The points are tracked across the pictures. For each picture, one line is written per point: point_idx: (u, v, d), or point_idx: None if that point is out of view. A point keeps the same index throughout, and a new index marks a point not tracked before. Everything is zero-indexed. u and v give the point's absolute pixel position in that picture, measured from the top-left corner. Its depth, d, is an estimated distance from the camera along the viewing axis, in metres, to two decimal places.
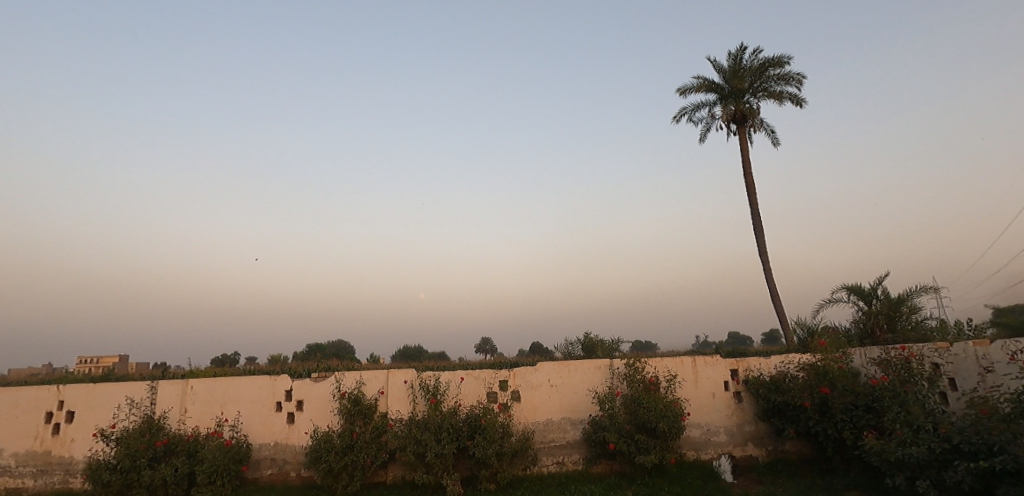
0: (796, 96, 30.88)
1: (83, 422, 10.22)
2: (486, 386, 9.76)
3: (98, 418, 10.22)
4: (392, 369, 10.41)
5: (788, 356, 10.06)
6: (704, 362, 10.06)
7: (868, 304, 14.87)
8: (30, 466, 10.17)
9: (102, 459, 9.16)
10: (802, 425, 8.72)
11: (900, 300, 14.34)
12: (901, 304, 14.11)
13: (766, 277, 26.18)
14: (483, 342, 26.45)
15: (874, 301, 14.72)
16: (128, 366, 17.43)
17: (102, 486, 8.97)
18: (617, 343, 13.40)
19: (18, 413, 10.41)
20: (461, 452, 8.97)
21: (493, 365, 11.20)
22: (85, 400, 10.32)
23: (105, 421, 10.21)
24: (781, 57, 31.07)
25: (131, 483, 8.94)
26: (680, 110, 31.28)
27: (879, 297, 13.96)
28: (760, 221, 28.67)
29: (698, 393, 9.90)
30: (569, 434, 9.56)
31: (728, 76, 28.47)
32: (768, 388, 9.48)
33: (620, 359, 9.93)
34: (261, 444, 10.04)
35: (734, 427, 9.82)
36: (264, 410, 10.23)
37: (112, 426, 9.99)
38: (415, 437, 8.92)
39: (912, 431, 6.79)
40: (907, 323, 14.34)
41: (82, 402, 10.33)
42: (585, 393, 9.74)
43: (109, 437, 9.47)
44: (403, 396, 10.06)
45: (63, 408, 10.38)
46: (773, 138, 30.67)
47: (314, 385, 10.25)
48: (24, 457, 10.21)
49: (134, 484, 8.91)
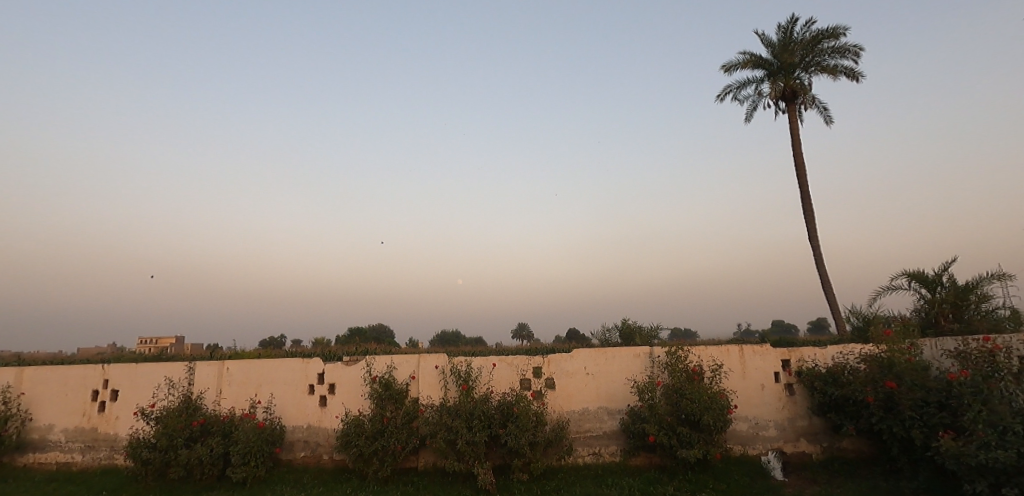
0: (852, 70, 29.01)
1: (126, 400, 10.41)
2: (520, 373, 9.39)
3: (139, 397, 10.39)
4: (424, 353, 10.17)
5: (846, 347, 9.29)
6: (753, 352, 9.40)
7: (931, 292, 13.72)
8: (78, 442, 10.44)
9: (141, 437, 9.28)
10: (863, 422, 8.02)
11: (968, 287, 13.16)
12: (968, 292, 12.94)
13: (817, 264, 24.84)
14: (519, 328, 26.16)
15: (938, 289, 13.57)
16: (179, 347, 17.98)
17: (142, 463, 9.09)
18: (657, 330, 12.83)
19: (67, 390, 10.70)
20: (494, 440, 8.66)
21: (528, 351, 10.83)
22: (127, 379, 10.51)
23: (146, 400, 10.36)
24: (836, 28, 29.17)
25: (169, 461, 9.04)
26: (725, 88, 29.85)
27: (944, 284, 12.84)
28: (810, 204, 27.18)
29: (746, 384, 9.27)
30: (606, 424, 9.12)
31: (777, 51, 26.91)
32: (825, 381, 8.77)
33: (661, 347, 9.39)
34: (294, 427, 10.01)
35: (785, 421, 9.17)
36: (297, 392, 10.17)
37: (153, 405, 10.13)
38: (446, 424, 8.66)
39: (998, 433, 6.14)
40: (975, 313, 13.17)
41: (124, 381, 10.52)
42: (624, 382, 9.26)
43: (148, 416, 9.60)
44: (434, 382, 9.82)
45: (107, 386, 10.60)
46: (825, 117, 28.95)
47: (346, 369, 10.13)
48: (73, 433, 10.50)
49: (172, 463, 9.00)
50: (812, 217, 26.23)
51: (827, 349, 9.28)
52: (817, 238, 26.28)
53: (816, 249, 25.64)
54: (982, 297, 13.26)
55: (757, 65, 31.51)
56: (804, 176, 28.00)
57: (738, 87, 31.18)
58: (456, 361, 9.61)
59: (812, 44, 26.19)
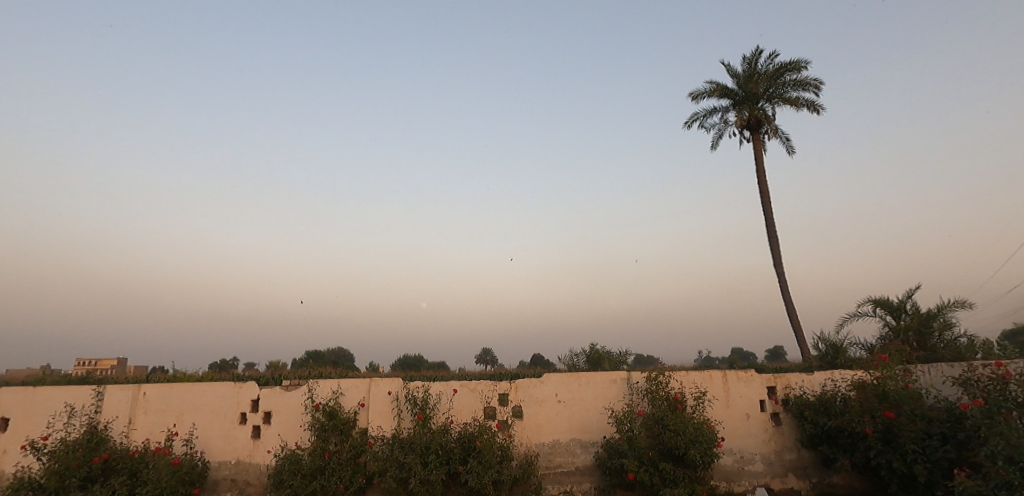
0: (813, 102, 29.63)
1: (16, 432, 8.83)
2: (484, 400, 8.35)
3: (32, 428, 8.83)
4: (376, 378, 9.02)
5: (835, 373, 8.65)
6: (737, 378, 8.65)
7: (896, 319, 13.27)
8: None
9: (25, 477, 7.79)
10: (860, 456, 7.29)
11: (931, 314, 12.69)
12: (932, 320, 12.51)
13: (782, 291, 24.74)
14: (483, 353, 25.05)
15: (903, 316, 13.12)
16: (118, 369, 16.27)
17: None
18: (628, 355, 12.04)
19: None
20: (452, 478, 7.56)
21: (493, 376, 9.83)
22: (18, 406, 8.95)
23: (40, 432, 8.81)
24: (799, 61, 29.84)
25: None
26: (692, 115, 30.02)
27: (908, 311, 12.38)
28: (776, 232, 27.23)
29: (730, 414, 8.48)
30: (579, 459, 8.15)
31: (742, 81, 27.22)
32: (815, 410, 8.06)
33: (639, 371, 8.53)
34: (220, 463, 8.66)
35: (772, 454, 8.40)
36: (226, 422, 8.85)
37: (48, 437, 8.60)
38: (396, 461, 7.54)
39: (1019, 471, 5.50)
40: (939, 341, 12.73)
41: (17, 408, 8.94)
42: (599, 411, 8.34)
43: (38, 451, 8.09)
44: (386, 410, 8.65)
45: None
46: (788, 147, 29.33)
47: (285, 395, 8.88)
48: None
49: None
50: (777, 245, 26.25)
51: (815, 375, 8.62)
52: (781, 265, 26.30)
53: (781, 276, 25.59)
54: (945, 324, 12.84)
55: (722, 93, 31.95)
56: (769, 203, 28.14)
57: (704, 115, 31.48)
58: (411, 387, 8.50)
59: (775, 76, 26.63)
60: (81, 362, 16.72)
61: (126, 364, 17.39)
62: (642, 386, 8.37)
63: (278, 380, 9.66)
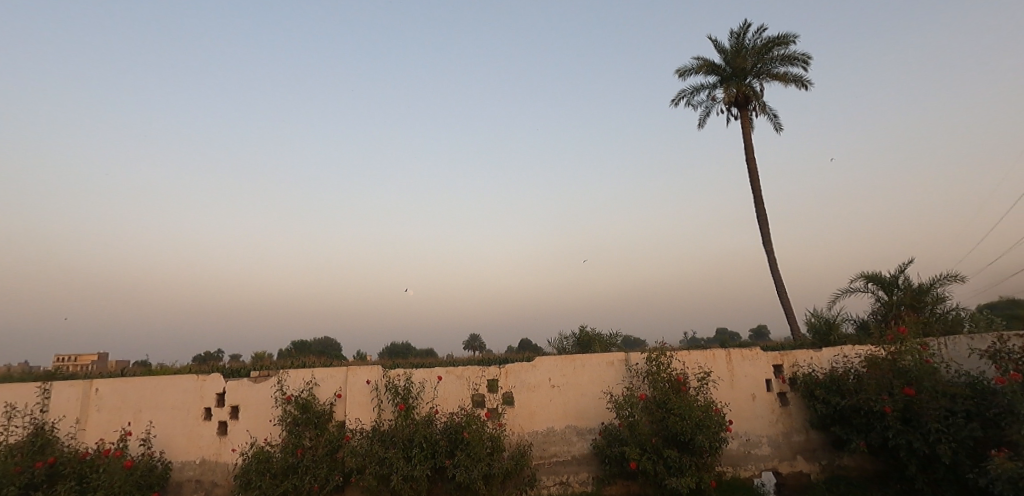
0: (801, 78, 29.12)
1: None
2: (472, 388, 7.67)
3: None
4: (354, 366, 8.31)
5: (846, 350, 8.12)
6: (741, 357, 8.08)
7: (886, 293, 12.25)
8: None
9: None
10: (877, 436, 6.77)
11: (924, 289, 12.03)
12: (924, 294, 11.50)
13: (772, 269, 24.43)
14: (472, 339, 24.56)
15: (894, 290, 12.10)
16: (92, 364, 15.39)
17: None
18: (621, 336, 11.47)
19: None
20: (438, 473, 6.90)
21: (482, 362, 9.20)
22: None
23: None
24: (788, 35, 29.27)
25: None
26: (679, 93, 29.34)
27: (899, 285, 11.38)
28: (764, 210, 26.83)
29: (736, 395, 7.92)
30: (575, 447, 7.55)
31: (730, 57, 26.54)
32: (827, 389, 7.52)
33: (638, 352, 7.91)
34: (183, 463, 7.98)
35: (780, 436, 7.88)
36: (188, 418, 8.14)
37: None
38: (376, 456, 6.86)
39: None
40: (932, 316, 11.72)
41: None
42: (596, 396, 7.72)
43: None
44: (365, 401, 7.95)
45: None
46: (776, 124, 28.85)
47: (253, 387, 8.13)
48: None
49: None
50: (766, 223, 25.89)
51: (824, 352, 8.09)
52: (771, 244, 25.98)
53: (771, 255, 25.28)
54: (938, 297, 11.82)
55: (710, 69, 31.28)
56: (757, 181, 27.69)
57: (691, 92, 30.83)
58: (391, 375, 7.79)
59: (764, 51, 25.98)
60: (58, 359, 15.84)
61: (105, 360, 16.48)
62: (642, 368, 7.75)
63: (247, 371, 8.91)
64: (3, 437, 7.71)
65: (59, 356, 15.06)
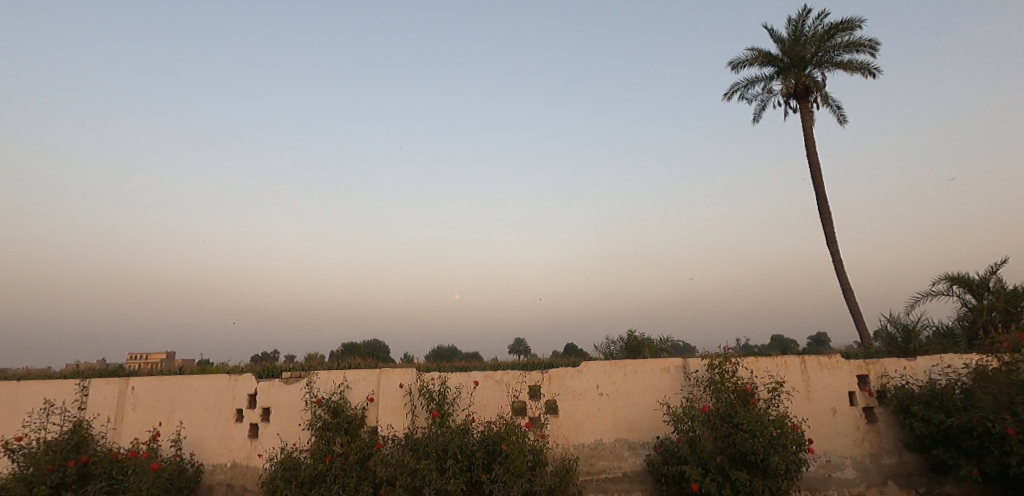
0: (867, 66, 27.01)
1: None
2: (511, 394, 7.01)
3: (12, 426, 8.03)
4: (388, 369, 7.82)
5: (947, 359, 7.01)
6: (818, 365, 7.08)
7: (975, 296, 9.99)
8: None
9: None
10: (995, 463, 5.69)
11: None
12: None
13: (837, 271, 22.62)
14: (516, 343, 23.95)
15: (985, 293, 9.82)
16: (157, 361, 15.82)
17: None
18: (670, 341, 10.55)
19: None
20: (475, 487, 6.28)
21: (523, 366, 8.55)
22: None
23: (18, 432, 7.94)
24: (852, 21, 27.22)
25: None
26: (731, 86, 27.81)
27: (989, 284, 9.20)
28: (828, 209, 24.94)
29: (813, 409, 6.93)
30: (627, 463, 6.76)
31: (787, 47, 24.86)
32: (926, 405, 6.44)
33: (698, 358, 7.04)
34: (214, 466, 7.69)
35: (866, 458, 6.84)
36: (220, 420, 7.85)
37: (26, 437, 7.75)
38: (407, 467, 6.28)
39: None
40: None
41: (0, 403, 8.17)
42: (650, 406, 6.91)
43: (10, 452, 7.22)
44: (399, 406, 7.43)
45: None
46: (839, 117, 26.85)
47: (285, 389, 7.78)
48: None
49: None
50: (830, 221, 24.05)
51: (919, 362, 7.02)
52: (836, 244, 24.10)
53: (835, 256, 23.44)
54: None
55: (764, 61, 29.55)
56: (819, 178, 25.83)
57: (745, 85, 29.20)
58: (427, 379, 7.24)
59: (825, 38, 24.15)
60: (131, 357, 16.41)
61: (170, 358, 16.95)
62: (702, 376, 6.87)
63: (280, 372, 8.58)
64: (41, 434, 7.63)
65: (130, 355, 15.59)
